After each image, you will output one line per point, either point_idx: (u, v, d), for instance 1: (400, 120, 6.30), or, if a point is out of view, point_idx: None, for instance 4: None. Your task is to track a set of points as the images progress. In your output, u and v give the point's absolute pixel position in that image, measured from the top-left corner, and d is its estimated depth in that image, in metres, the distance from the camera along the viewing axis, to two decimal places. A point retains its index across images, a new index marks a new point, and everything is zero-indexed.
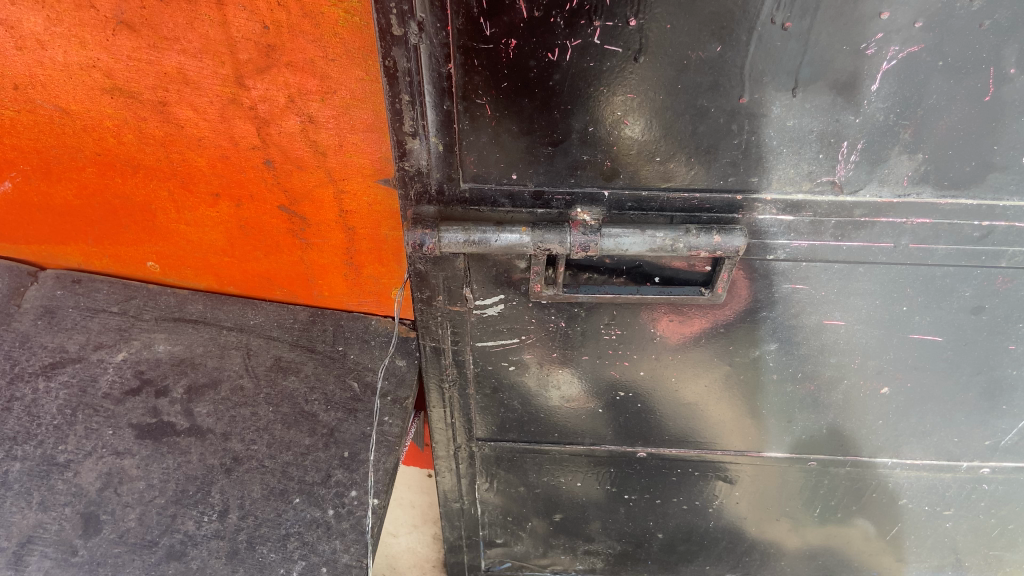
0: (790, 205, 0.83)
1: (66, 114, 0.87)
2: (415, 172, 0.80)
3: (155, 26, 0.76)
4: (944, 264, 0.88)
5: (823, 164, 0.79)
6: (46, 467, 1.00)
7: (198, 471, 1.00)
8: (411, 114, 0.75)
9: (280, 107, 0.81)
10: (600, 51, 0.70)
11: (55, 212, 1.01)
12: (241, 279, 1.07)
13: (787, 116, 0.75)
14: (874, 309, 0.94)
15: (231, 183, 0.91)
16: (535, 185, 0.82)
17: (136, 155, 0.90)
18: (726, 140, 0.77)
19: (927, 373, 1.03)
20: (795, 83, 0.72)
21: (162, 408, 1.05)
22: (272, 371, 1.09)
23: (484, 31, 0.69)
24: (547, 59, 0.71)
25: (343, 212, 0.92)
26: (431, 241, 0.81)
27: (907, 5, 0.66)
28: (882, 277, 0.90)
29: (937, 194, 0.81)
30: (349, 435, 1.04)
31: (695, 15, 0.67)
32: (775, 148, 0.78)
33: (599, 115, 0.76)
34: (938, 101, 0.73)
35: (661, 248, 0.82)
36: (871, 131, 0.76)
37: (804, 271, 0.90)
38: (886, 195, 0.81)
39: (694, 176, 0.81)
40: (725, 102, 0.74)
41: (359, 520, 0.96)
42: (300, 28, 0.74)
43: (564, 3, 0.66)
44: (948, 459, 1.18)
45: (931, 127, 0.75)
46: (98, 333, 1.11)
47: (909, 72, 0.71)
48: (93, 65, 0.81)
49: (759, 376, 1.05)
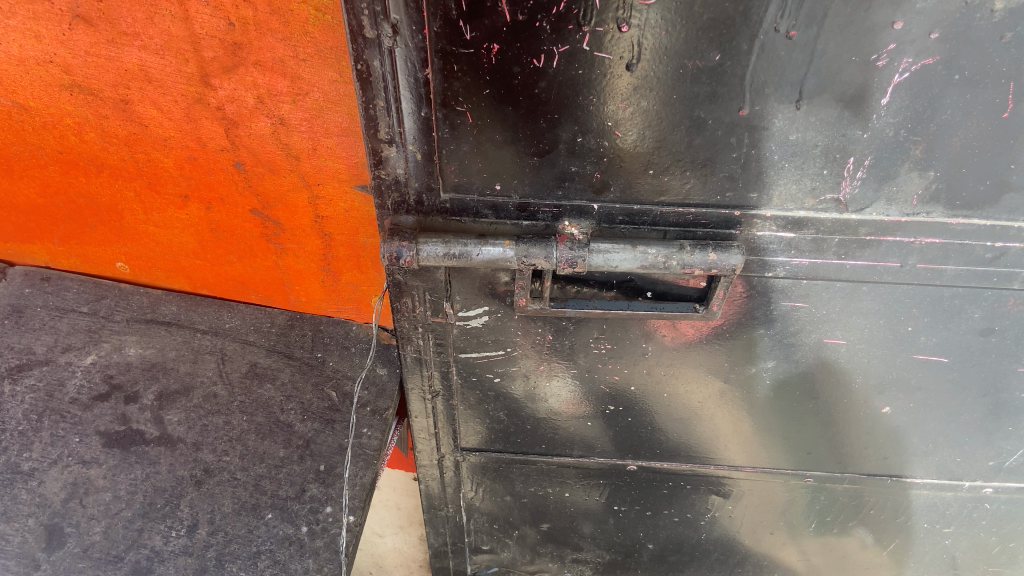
0: (791, 222, 0.78)
1: (24, 110, 0.82)
2: (392, 181, 0.76)
3: (113, 21, 0.71)
4: (952, 284, 0.83)
5: (827, 180, 0.74)
6: (9, 476, 0.96)
7: (167, 483, 0.96)
8: (386, 121, 0.70)
9: (249, 109, 0.76)
10: (590, 58, 0.65)
11: (18, 210, 0.96)
12: (215, 282, 1.02)
13: (790, 129, 0.70)
14: (878, 328, 0.90)
15: (200, 185, 0.86)
16: (519, 198, 0.77)
17: (100, 154, 0.85)
18: (724, 153, 0.72)
19: (931, 394, 0.98)
20: (799, 95, 0.67)
21: (131, 415, 1.01)
22: (247, 378, 1.04)
23: (464, 35, 0.64)
24: (532, 65, 0.66)
25: (319, 218, 0.87)
26: (408, 254, 0.76)
27: (923, 14, 0.61)
28: (887, 296, 0.85)
29: (948, 214, 0.76)
30: (325, 447, 1.00)
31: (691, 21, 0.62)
32: (777, 163, 0.73)
33: (588, 125, 0.71)
34: (952, 117, 0.68)
35: (653, 265, 0.77)
36: (880, 147, 0.71)
37: (805, 289, 0.85)
38: (894, 214, 0.76)
39: (690, 190, 0.76)
40: (724, 114, 0.69)
41: (333, 537, 0.93)
42: (267, 25, 0.68)
43: (550, 7, 0.61)
44: (950, 478, 1.14)
45: (945, 144, 0.70)
46: (67, 334, 1.07)
47: (922, 85, 0.66)
48: (50, 60, 0.76)
49: (755, 393, 1.00)
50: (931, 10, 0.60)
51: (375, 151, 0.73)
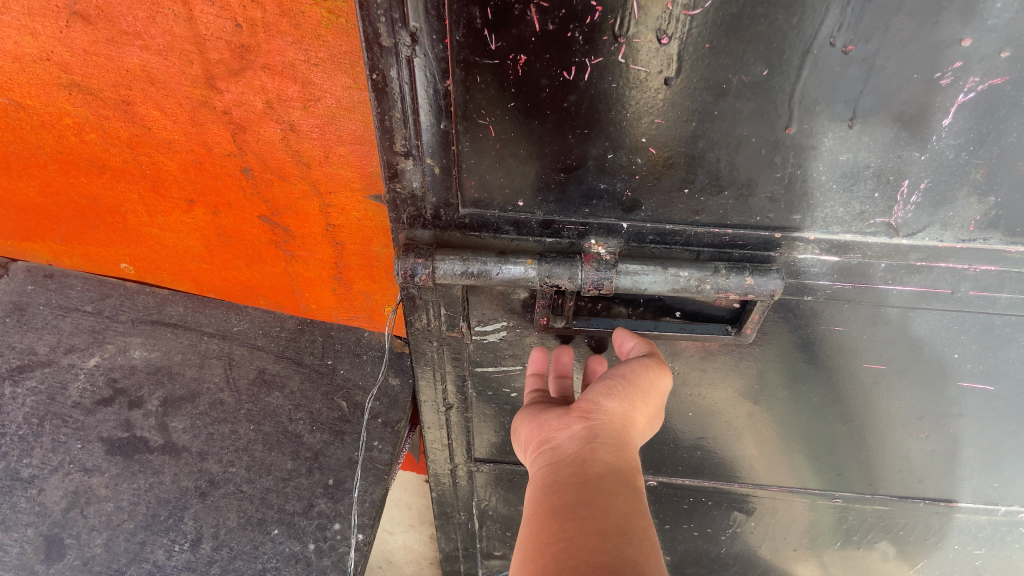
0: (836, 246, 0.73)
1: (21, 109, 0.78)
2: (408, 196, 0.72)
3: (113, 19, 0.66)
4: (1003, 311, 0.78)
5: (878, 204, 0.69)
6: (9, 483, 0.93)
7: (171, 495, 0.93)
8: (403, 133, 0.66)
9: (257, 113, 0.71)
10: (624, 70, 0.60)
11: (18, 209, 0.92)
12: (222, 287, 0.98)
13: (840, 150, 0.64)
14: (922, 354, 0.84)
15: (207, 189, 0.81)
16: (543, 214, 0.73)
17: (102, 156, 0.81)
18: (766, 173, 0.67)
19: (972, 421, 0.93)
20: (853, 113, 0.61)
21: (135, 421, 0.98)
22: (255, 385, 1.00)
23: (489, 45, 0.59)
24: (562, 78, 0.61)
25: (331, 227, 0.82)
26: (423, 271, 0.72)
27: (995, 30, 0.55)
28: (934, 322, 0.80)
29: (1006, 241, 0.71)
30: (334, 460, 0.96)
31: (737, 35, 0.57)
32: (823, 184, 0.68)
33: (620, 140, 0.66)
34: (1019, 140, 0.62)
35: (686, 288, 0.72)
36: (938, 170, 0.65)
37: (846, 314, 0.80)
38: (948, 239, 0.71)
39: (728, 209, 0.71)
40: (766, 132, 0.64)
41: (342, 557, 0.89)
42: (277, 28, 0.63)
43: (584, 16, 0.56)
44: (986, 503, 1.09)
45: (1008, 169, 0.64)
46: (70, 335, 1.03)
47: (988, 108, 0.60)
48: (48, 58, 0.72)
49: (786, 416, 0.96)
50: (1004, 27, 0.54)
51: (391, 163, 0.69)
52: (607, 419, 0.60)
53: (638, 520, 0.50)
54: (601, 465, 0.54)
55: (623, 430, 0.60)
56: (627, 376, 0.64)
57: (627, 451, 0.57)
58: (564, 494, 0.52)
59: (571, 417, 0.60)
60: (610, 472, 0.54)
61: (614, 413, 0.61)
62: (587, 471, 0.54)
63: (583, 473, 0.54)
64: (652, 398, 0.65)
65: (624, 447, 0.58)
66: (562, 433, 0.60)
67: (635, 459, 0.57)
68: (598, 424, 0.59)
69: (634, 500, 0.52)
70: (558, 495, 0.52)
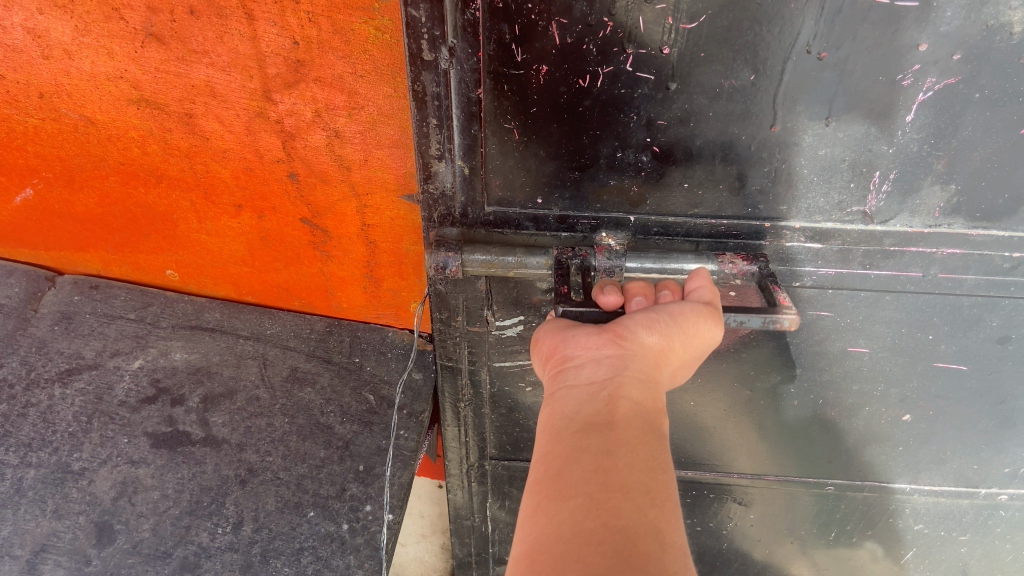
0: (818, 233, 0.82)
1: (91, 124, 0.87)
2: (439, 195, 0.81)
3: (184, 39, 0.76)
4: (971, 294, 0.88)
5: (854, 194, 0.79)
6: (60, 475, 0.99)
7: (213, 482, 1.00)
8: (437, 137, 0.75)
9: (306, 122, 0.81)
10: (632, 78, 0.70)
11: (75, 219, 1.00)
12: (260, 289, 1.07)
13: (819, 145, 0.74)
14: (899, 336, 0.94)
15: (254, 195, 0.90)
16: (559, 210, 0.83)
17: (160, 166, 0.90)
18: (756, 168, 0.77)
19: (949, 402, 1.02)
20: (828, 112, 0.71)
21: (177, 417, 1.05)
22: (289, 381, 1.08)
23: (516, 57, 0.68)
24: (578, 85, 0.70)
25: (366, 226, 0.91)
26: (455, 262, 0.81)
27: (946, 37, 0.65)
28: (909, 305, 0.90)
29: (968, 225, 0.80)
30: (364, 448, 1.03)
31: (729, 46, 0.67)
32: (806, 177, 0.77)
33: (628, 140, 0.75)
34: (973, 133, 0.72)
35: (691, 268, 0.81)
36: (905, 161, 0.75)
37: (830, 298, 0.89)
38: (916, 225, 0.81)
39: (723, 202, 0.81)
40: (755, 130, 0.73)
41: (374, 535, 0.96)
42: (330, 44, 0.73)
43: (598, 31, 0.66)
44: (967, 485, 1.17)
45: (966, 158, 0.74)
46: (115, 340, 1.10)
47: (943, 105, 0.70)
48: (120, 76, 0.81)
49: (778, 403, 1.04)
50: (955, 33, 0.64)
51: (426, 165, 0.78)
52: (638, 353, 0.64)
53: (658, 470, 0.54)
54: (628, 403, 0.58)
55: (654, 366, 0.64)
56: (673, 313, 0.67)
57: (654, 391, 0.61)
58: (591, 426, 0.56)
59: (604, 340, 0.63)
60: (635, 414, 0.58)
61: (646, 351, 0.64)
62: (615, 407, 0.58)
63: (610, 410, 0.58)
64: (690, 337, 0.68)
65: (652, 387, 0.61)
66: (591, 354, 0.63)
67: (661, 397, 0.61)
68: (630, 357, 0.62)
69: (656, 446, 0.56)
70: (584, 426, 0.57)
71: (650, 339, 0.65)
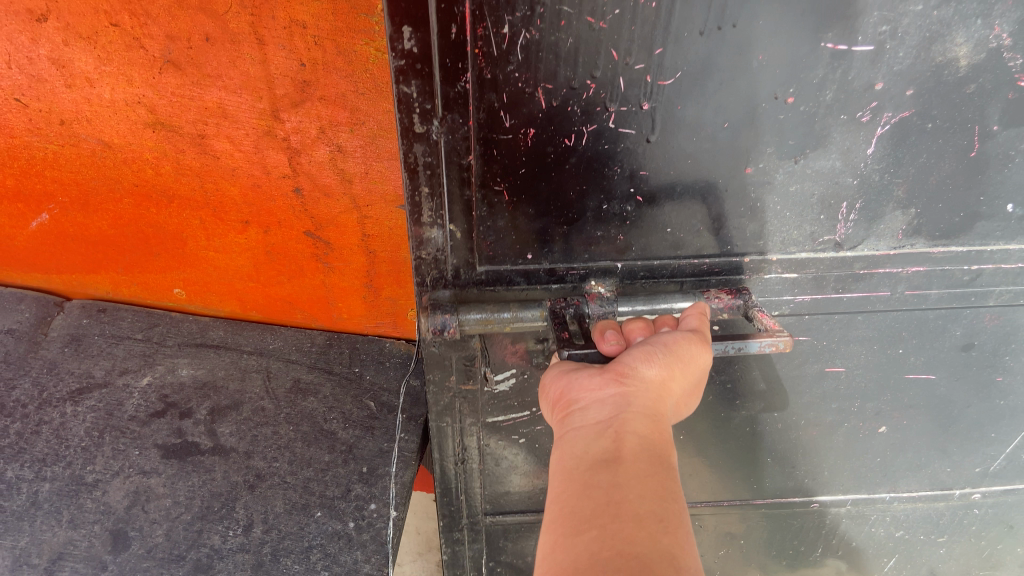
0: (793, 264, 0.69)
1: (108, 148, 0.94)
2: (433, 262, 0.63)
3: (199, 65, 0.83)
4: (936, 307, 0.76)
5: (824, 224, 0.66)
6: (74, 487, 1.01)
7: (222, 488, 1.03)
8: (429, 207, 0.59)
9: (311, 138, 0.88)
10: (616, 134, 0.56)
11: (89, 242, 1.07)
12: (264, 304, 1.13)
13: (789, 182, 0.61)
14: (872, 354, 0.81)
15: (261, 211, 0.97)
16: (549, 262, 0.66)
17: (172, 186, 0.97)
18: (733, 207, 0.63)
19: (922, 412, 0.90)
20: (794, 149, 0.59)
21: (186, 429, 1.09)
22: (292, 392, 1.14)
23: (504, 124, 0.54)
24: (563, 145, 0.56)
25: (365, 237, 0.98)
26: (454, 323, 0.63)
27: (900, 75, 0.54)
28: (880, 323, 0.77)
29: (931, 243, 0.68)
30: (366, 451, 1.08)
31: (716, 89, 0.54)
32: (778, 213, 0.64)
33: (613, 190, 0.60)
34: (927, 160, 0.60)
35: (682, 308, 0.67)
36: (869, 190, 0.63)
37: (806, 324, 0.76)
38: (884, 248, 0.68)
39: (703, 242, 0.66)
40: (728, 180, 0.61)
41: (379, 531, 1.00)
42: (334, 65, 0.81)
43: (582, 89, 0.53)
44: (941, 489, 1.04)
45: (925, 183, 0.62)
46: (123, 359, 1.15)
47: (900, 139, 0.59)
48: (138, 102, 0.88)
49: (749, 426, 0.89)
50: (909, 71, 0.54)
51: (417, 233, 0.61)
52: (642, 386, 0.52)
53: (673, 502, 0.45)
54: (633, 441, 0.49)
55: (660, 399, 0.52)
56: (668, 342, 0.55)
57: (662, 427, 0.51)
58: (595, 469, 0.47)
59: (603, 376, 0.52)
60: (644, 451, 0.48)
61: (650, 383, 0.53)
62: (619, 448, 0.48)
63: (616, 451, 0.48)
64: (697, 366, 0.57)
65: (659, 422, 0.51)
66: (589, 396, 0.52)
67: (670, 433, 0.51)
68: (634, 391, 0.51)
69: (671, 486, 0.46)
70: (588, 472, 0.47)
71: (654, 370, 0.53)
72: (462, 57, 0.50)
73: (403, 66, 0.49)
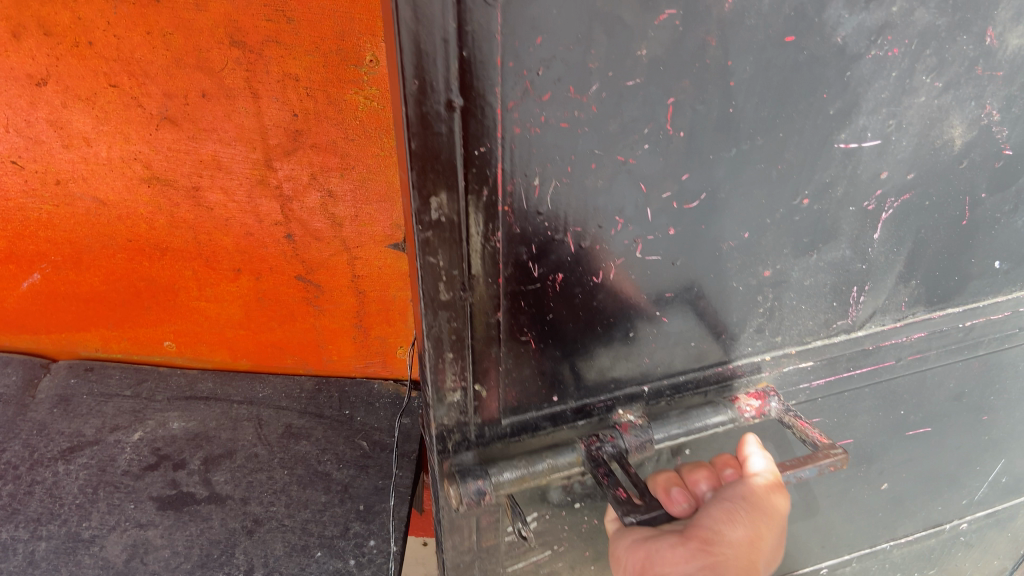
0: (808, 352, 0.68)
1: (102, 205, 0.98)
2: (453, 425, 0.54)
3: (195, 120, 0.88)
4: (934, 366, 0.79)
5: (837, 310, 0.65)
6: (72, 544, 1.00)
7: (221, 535, 1.03)
8: (451, 372, 0.51)
9: (303, 185, 0.93)
10: (640, 274, 0.52)
11: (80, 300, 1.11)
12: (255, 350, 1.18)
13: (805, 279, 0.60)
14: (878, 419, 0.82)
15: (252, 258, 1.02)
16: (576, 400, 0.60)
17: (166, 239, 1.01)
18: (752, 313, 0.61)
19: (918, 461, 0.91)
20: (813, 249, 0.57)
21: (181, 479, 1.10)
22: (284, 437, 1.16)
23: (532, 274, 0.48)
24: (592, 283, 0.51)
25: (355, 277, 1.04)
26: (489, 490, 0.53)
27: (905, 161, 0.53)
28: (885, 391, 0.78)
29: (929, 309, 0.70)
30: (361, 489, 1.10)
31: (741, 203, 0.50)
32: (795, 308, 0.63)
33: (639, 323, 0.56)
34: (927, 234, 0.61)
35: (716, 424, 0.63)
36: (878, 274, 0.62)
37: (819, 408, 0.75)
38: (889, 321, 0.69)
39: (721, 355, 0.64)
40: (736, 266, 0.55)
41: (380, 566, 1.01)
42: (325, 114, 0.86)
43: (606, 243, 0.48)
44: (932, 526, 1.04)
45: (923, 255, 0.63)
46: (113, 416, 1.16)
47: (903, 221, 0.58)
48: (134, 158, 0.92)
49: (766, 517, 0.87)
50: (911, 158, 0.53)
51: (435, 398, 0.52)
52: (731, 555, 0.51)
53: None
54: None
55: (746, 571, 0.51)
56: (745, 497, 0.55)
57: None
58: None
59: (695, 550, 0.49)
60: None
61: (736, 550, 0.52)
62: None
63: None
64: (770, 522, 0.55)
65: None
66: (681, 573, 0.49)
67: None
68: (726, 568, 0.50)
69: None
70: None
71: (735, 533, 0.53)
72: (490, 202, 0.42)
73: (432, 237, 0.41)
